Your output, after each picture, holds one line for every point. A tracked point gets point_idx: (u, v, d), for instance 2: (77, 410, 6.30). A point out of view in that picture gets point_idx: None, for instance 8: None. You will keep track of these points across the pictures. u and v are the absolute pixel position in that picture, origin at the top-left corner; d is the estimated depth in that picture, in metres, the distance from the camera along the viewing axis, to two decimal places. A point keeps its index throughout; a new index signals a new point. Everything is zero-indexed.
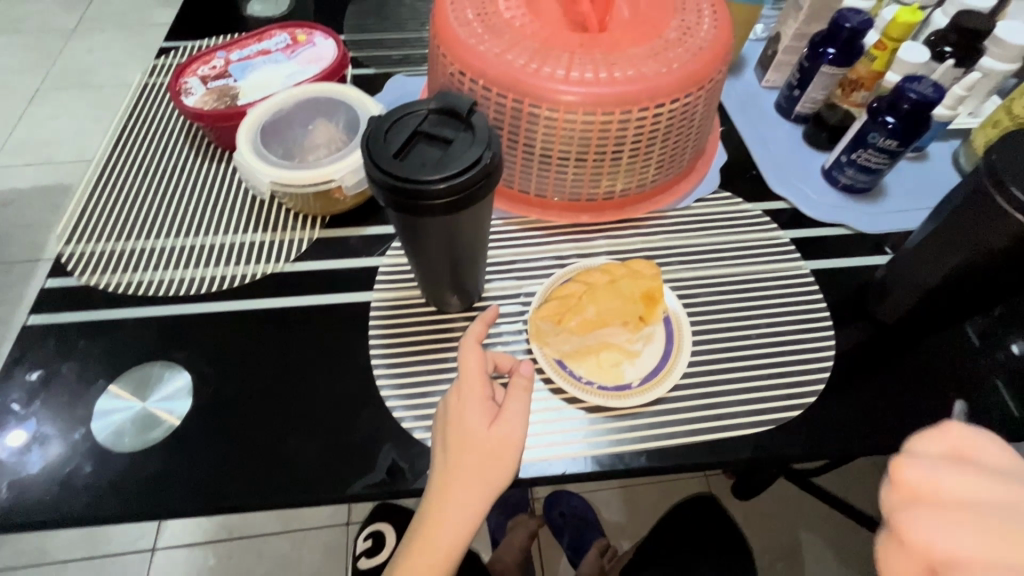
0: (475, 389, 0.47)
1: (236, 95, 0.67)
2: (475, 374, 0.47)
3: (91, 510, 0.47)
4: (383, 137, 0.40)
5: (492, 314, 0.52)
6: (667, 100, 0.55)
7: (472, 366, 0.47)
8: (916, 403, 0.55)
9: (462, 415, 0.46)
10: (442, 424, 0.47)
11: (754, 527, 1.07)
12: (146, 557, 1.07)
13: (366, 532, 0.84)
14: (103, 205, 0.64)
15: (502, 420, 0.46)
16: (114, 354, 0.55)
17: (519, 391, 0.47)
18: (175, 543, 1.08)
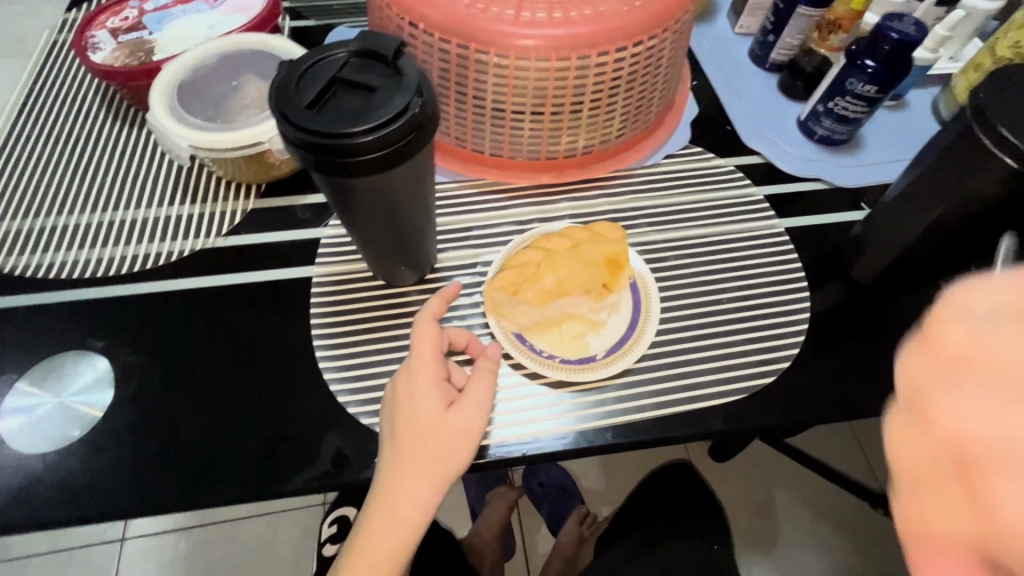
0: (431, 373, 0.43)
1: (152, 49, 0.59)
2: (431, 356, 0.44)
3: (1, 519, 0.42)
4: (295, 85, 0.34)
5: (452, 290, 0.49)
6: (629, 43, 0.49)
7: (427, 348, 0.44)
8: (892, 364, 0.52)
9: (415, 401, 0.42)
10: (392, 410, 0.43)
11: (730, 487, 1.07)
12: (113, 549, 1.03)
13: (334, 515, 0.81)
14: (5, 179, 0.57)
15: (461, 406, 0.43)
16: (25, 345, 0.49)
17: (485, 373, 0.45)
18: (141, 533, 1.04)
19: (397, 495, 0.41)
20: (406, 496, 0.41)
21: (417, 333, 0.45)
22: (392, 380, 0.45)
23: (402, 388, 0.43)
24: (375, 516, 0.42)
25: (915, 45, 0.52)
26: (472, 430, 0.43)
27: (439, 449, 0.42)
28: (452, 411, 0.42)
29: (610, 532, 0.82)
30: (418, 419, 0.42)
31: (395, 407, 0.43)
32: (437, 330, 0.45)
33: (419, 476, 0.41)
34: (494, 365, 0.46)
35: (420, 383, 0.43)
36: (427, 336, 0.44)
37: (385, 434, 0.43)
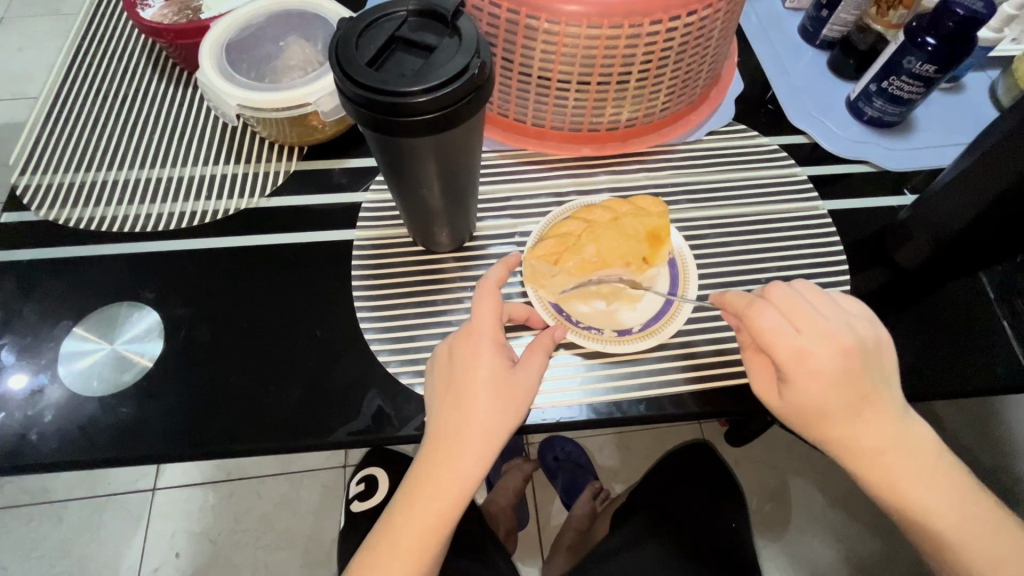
0: (491, 338, 0.43)
1: (200, 7, 0.59)
2: (493, 321, 0.43)
3: (60, 457, 0.44)
4: (355, 42, 0.34)
5: (515, 259, 0.48)
6: (683, 12, 0.48)
7: (490, 311, 0.43)
8: (934, 352, 0.51)
9: (473, 362, 0.42)
10: (449, 372, 0.42)
11: (745, 471, 1.08)
12: (146, 498, 1.08)
13: (359, 476, 0.84)
14: (58, 132, 0.58)
15: (517, 373, 0.43)
16: (79, 295, 0.51)
17: (540, 355, 0.44)
18: (174, 484, 1.09)
19: (450, 451, 0.41)
20: (459, 451, 0.40)
21: (479, 304, 0.44)
22: (447, 342, 0.44)
23: (461, 348, 0.43)
24: (425, 472, 0.41)
25: (982, 21, 0.50)
26: (527, 396, 0.42)
27: (493, 413, 0.41)
28: (510, 375, 0.42)
29: (626, 508, 0.83)
30: (476, 383, 0.41)
31: (451, 368, 0.43)
32: (499, 295, 0.45)
33: (473, 434, 0.40)
34: (552, 339, 0.46)
35: (480, 346, 0.42)
36: (490, 302, 0.44)
37: (438, 395, 0.43)
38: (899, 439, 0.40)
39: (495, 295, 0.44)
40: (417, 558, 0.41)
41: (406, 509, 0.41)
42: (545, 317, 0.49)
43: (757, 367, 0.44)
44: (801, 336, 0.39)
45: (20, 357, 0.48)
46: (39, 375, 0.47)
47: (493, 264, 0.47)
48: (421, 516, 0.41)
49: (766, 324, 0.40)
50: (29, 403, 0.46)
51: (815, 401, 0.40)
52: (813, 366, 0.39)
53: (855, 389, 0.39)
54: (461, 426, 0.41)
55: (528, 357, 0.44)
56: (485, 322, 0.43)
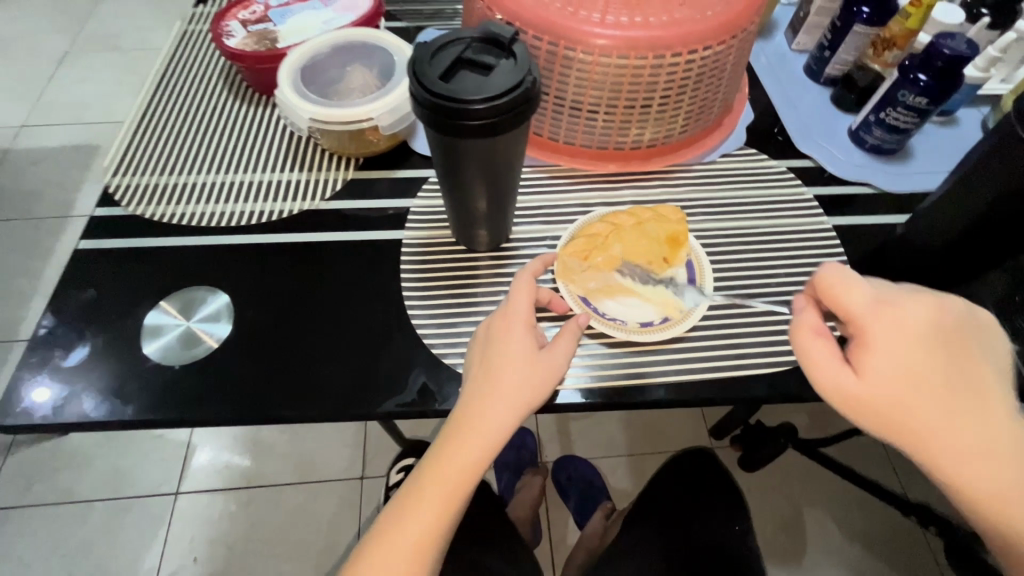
0: (524, 320, 0.48)
1: (276, 38, 0.68)
2: (527, 305, 0.49)
3: (139, 418, 0.50)
4: (429, 59, 0.41)
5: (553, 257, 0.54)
6: (699, 47, 0.55)
7: (525, 297, 0.49)
8: None
9: (507, 339, 0.47)
10: (485, 348, 0.48)
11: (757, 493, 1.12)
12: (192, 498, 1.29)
13: (399, 466, 0.93)
14: (146, 141, 0.67)
15: (546, 352, 0.48)
16: (159, 280, 0.57)
17: (570, 335, 0.49)
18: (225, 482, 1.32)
19: (480, 416, 0.45)
20: (486, 418, 0.45)
21: (515, 288, 0.50)
22: (484, 321, 0.50)
23: (494, 325, 0.49)
24: (454, 436, 0.45)
25: (966, 61, 0.57)
26: (555, 373, 0.47)
27: (516, 384, 0.46)
28: (540, 353, 0.47)
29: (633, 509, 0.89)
30: (507, 357, 0.47)
31: (484, 340, 0.48)
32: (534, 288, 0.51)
33: (502, 402, 0.45)
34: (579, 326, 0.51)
35: (514, 323, 0.48)
36: (527, 286, 0.50)
37: (472, 366, 0.48)
38: (984, 447, 0.37)
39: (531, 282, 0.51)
40: (439, 513, 0.45)
41: (435, 471, 0.45)
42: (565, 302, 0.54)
43: (817, 345, 0.42)
44: (877, 291, 0.42)
45: (86, 341, 0.54)
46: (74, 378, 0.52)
47: (530, 259, 0.53)
48: (448, 477, 0.45)
49: (839, 277, 0.42)
50: (60, 411, 0.50)
51: (884, 362, 0.39)
52: (888, 320, 0.40)
53: (939, 349, 0.39)
54: (497, 384, 0.46)
55: (557, 340, 0.49)
56: (519, 302, 0.49)
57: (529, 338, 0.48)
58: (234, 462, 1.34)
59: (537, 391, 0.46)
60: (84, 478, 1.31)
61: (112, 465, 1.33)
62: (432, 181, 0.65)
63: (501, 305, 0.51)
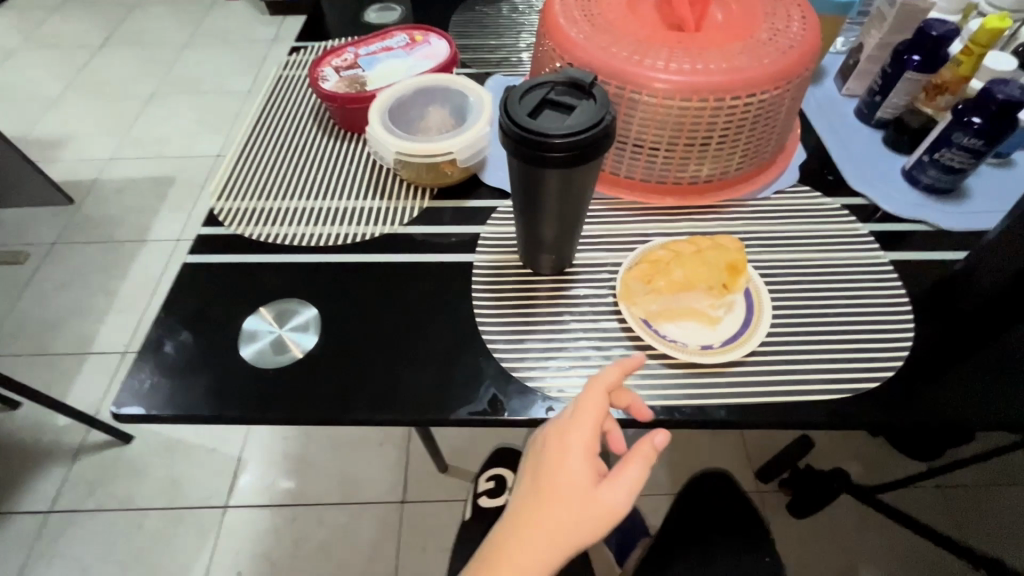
0: (581, 448, 0.42)
1: (365, 82, 0.77)
2: (590, 424, 0.43)
3: (237, 414, 0.55)
4: (518, 99, 0.47)
5: (634, 363, 0.47)
6: (756, 91, 0.60)
7: (587, 415, 0.43)
8: (1013, 394, 0.55)
9: (559, 469, 0.42)
10: (535, 471, 0.43)
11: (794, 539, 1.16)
12: (241, 511, 1.34)
13: (487, 474, 0.96)
14: (247, 170, 0.75)
15: (606, 486, 0.41)
16: (257, 292, 0.64)
17: (639, 467, 0.42)
18: (268, 501, 1.35)
19: (517, 547, 0.41)
20: (522, 556, 0.41)
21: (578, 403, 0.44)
22: (544, 427, 0.46)
23: (549, 444, 0.43)
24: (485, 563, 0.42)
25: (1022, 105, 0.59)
26: (612, 515, 0.41)
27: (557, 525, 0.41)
28: (594, 491, 0.41)
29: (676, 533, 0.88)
30: (555, 491, 0.41)
31: (538, 458, 0.44)
32: (606, 400, 0.45)
33: (541, 539, 0.41)
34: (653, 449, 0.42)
35: (569, 448, 0.42)
36: (595, 399, 0.44)
37: (524, 480, 0.44)
38: None
39: (601, 397, 0.44)
40: None
41: None
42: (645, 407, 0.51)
43: None
44: None
45: (190, 343, 0.60)
46: (181, 374, 0.58)
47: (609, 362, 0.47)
48: None
49: None
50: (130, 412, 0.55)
51: None
52: None
53: None
54: (540, 515, 0.41)
55: (622, 469, 0.42)
56: (577, 424, 0.43)
57: (586, 467, 0.42)
58: (281, 479, 1.38)
59: (585, 532, 0.41)
60: (142, 486, 1.37)
61: (170, 475, 1.39)
62: (500, 210, 0.70)
63: (564, 411, 0.46)
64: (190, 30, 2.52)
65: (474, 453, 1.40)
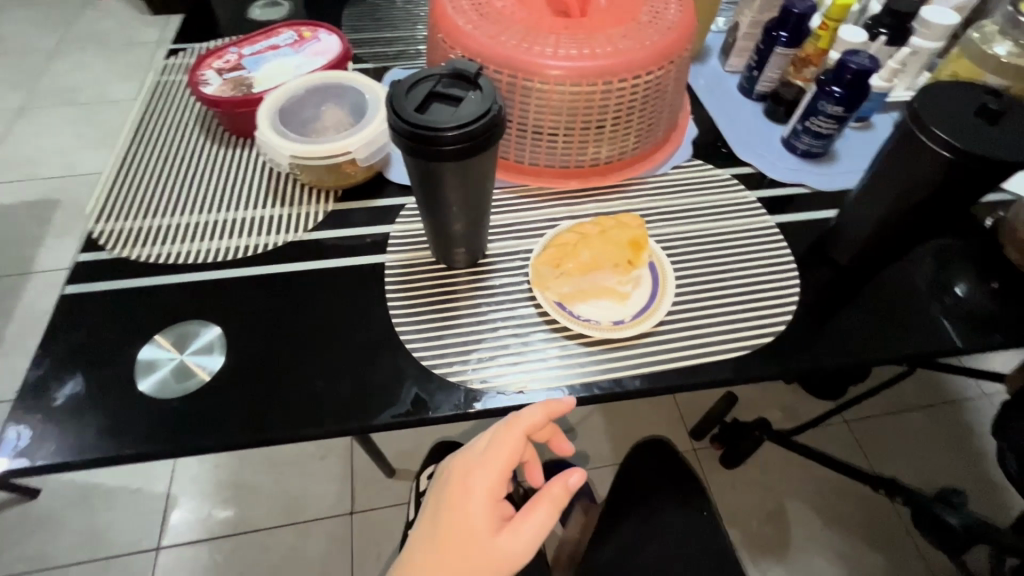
0: (492, 487, 0.47)
1: (251, 83, 0.72)
2: (498, 465, 0.47)
3: (140, 450, 0.51)
4: (405, 95, 0.46)
5: (562, 408, 0.50)
6: (641, 72, 0.62)
7: (498, 456, 0.47)
8: (884, 333, 0.62)
9: (469, 505, 0.46)
10: (443, 505, 0.47)
11: (727, 489, 1.25)
12: (175, 550, 1.26)
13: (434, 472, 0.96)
14: (127, 187, 0.69)
15: (508, 529, 0.46)
16: (151, 317, 0.59)
17: (541, 510, 0.46)
18: (205, 534, 1.28)
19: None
20: None
21: (497, 440, 0.48)
22: (460, 459, 0.49)
23: (464, 476, 0.47)
24: None
25: (871, 73, 0.65)
26: (509, 557, 0.45)
27: (461, 553, 0.45)
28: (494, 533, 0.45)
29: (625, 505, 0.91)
30: (465, 526, 0.46)
31: (451, 489, 0.48)
32: (523, 438, 0.48)
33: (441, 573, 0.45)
34: (565, 488, 0.46)
35: (481, 487, 0.47)
36: (512, 437, 0.48)
37: (433, 513, 0.48)
38: None
39: (519, 437, 0.48)
40: None
41: None
42: (569, 445, 0.58)
43: None
44: None
45: (76, 382, 0.55)
46: (69, 416, 0.53)
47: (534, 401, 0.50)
48: None
49: None
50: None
51: None
52: None
53: None
54: (441, 553, 0.46)
55: (531, 509, 0.46)
56: (492, 462, 0.47)
57: (490, 508, 0.46)
58: (217, 510, 1.30)
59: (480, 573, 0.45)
60: (56, 542, 1.25)
61: (88, 525, 1.28)
62: (409, 207, 0.69)
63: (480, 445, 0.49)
64: (56, 34, 2.26)
65: (420, 452, 1.39)
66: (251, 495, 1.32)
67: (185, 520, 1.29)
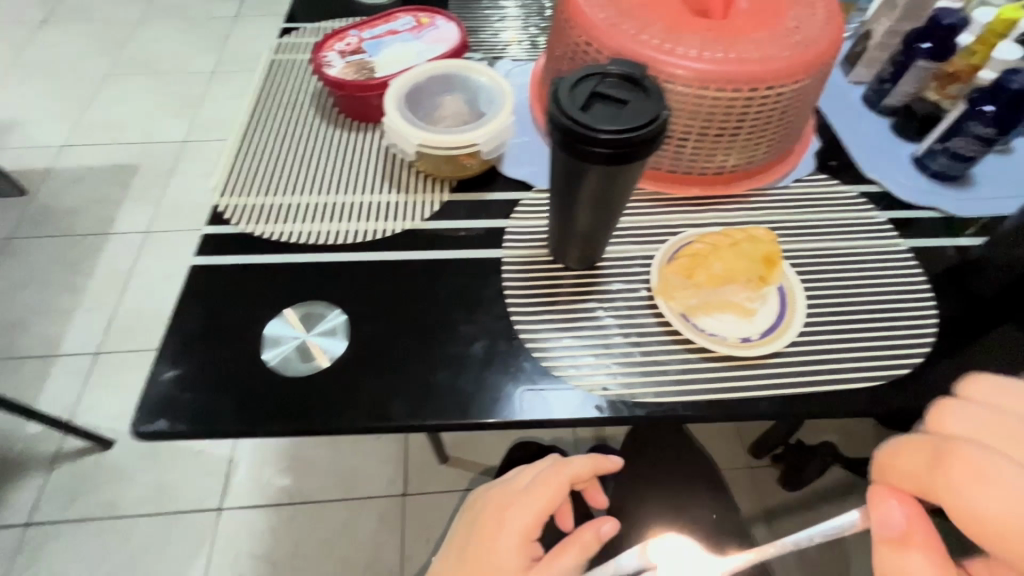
0: (525, 524, 0.51)
1: (373, 68, 0.73)
2: (536, 504, 0.52)
3: (268, 425, 0.52)
4: (570, 91, 0.45)
5: (604, 462, 0.57)
6: (787, 81, 0.60)
7: (537, 497, 0.52)
8: None
9: (502, 537, 0.50)
10: (478, 532, 0.52)
11: (788, 512, 1.21)
12: (236, 513, 1.30)
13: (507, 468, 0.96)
14: (249, 164, 0.70)
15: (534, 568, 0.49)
16: (276, 295, 0.60)
17: (567, 556, 0.49)
18: (264, 500, 1.32)
19: None
20: None
21: (541, 483, 0.53)
22: (500, 493, 0.55)
23: (501, 508, 0.53)
24: None
25: None
26: None
27: None
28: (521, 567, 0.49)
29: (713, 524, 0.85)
30: (495, 557, 0.50)
31: (488, 518, 0.53)
32: (565, 485, 0.53)
33: None
34: (596, 535, 0.50)
35: (515, 523, 0.51)
36: (553, 482, 0.53)
37: (468, 538, 0.53)
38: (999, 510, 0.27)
39: (563, 483, 0.53)
40: None
41: None
42: (602, 497, 0.67)
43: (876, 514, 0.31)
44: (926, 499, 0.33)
45: (206, 352, 0.56)
46: (201, 385, 0.54)
47: (585, 455, 0.56)
48: None
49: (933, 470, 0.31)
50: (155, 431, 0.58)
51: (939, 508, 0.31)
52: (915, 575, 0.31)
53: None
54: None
55: (560, 553, 0.49)
56: (533, 502, 0.52)
57: (520, 545, 0.50)
58: (277, 478, 1.35)
59: None
60: (128, 493, 1.32)
61: (157, 480, 1.34)
62: (524, 203, 0.68)
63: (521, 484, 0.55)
64: (140, 5, 2.34)
65: (473, 441, 1.39)
66: (309, 467, 1.36)
67: (246, 484, 1.33)
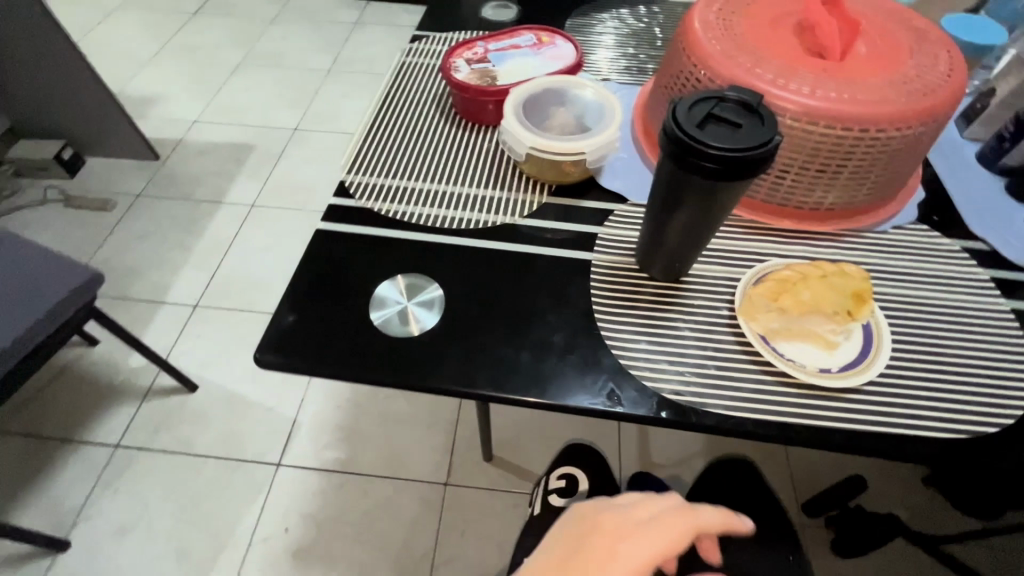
0: (648, 555, 0.47)
1: (495, 76, 0.80)
2: (659, 538, 0.49)
3: (365, 373, 0.59)
4: (687, 110, 0.49)
5: (735, 523, 0.57)
6: (899, 126, 0.61)
7: (663, 535, 0.49)
8: None
9: (616, 557, 0.47)
10: (586, 545, 0.48)
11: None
12: (293, 471, 1.40)
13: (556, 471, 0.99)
14: (375, 148, 0.79)
15: None
16: (384, 264, 0.68)
17: None
18: (319, 464, 1.41)
19: None
20: None
21: (670, 520, 0.50)
22: (614, 511, 0.51)
23: (620, 530, 0.49)
24: None
25: None
26: None
27: None
28: None
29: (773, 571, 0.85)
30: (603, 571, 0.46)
31: (600, 532, 0.49)
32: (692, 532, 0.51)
33: None
34: None
35: (640, 550, 0.47)
36: (683, 523, 0.51)
37: (573, 547, 0.49)
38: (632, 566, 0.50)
39: (691, 529, 0.51)
40: None
41: None
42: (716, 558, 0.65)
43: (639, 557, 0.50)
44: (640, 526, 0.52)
45: (321, 304, 0.64)
46: (314, 331, 0.62)
47: (716, 509, 0.55)
48: None
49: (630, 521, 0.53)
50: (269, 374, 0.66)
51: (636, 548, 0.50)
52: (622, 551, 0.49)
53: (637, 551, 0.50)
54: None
55: None
56: (661, 536, 0.49)
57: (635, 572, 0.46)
58: (333, 445, 1.43)
59: None
60: (204, 434, 1.45)
61: (230, 427, 1.46)
62: (617, 214, 0.72)
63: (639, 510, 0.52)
64: (278, 6, 2.62)
65: (519, 445, 1.42)
66: (363, 440, 1.44)
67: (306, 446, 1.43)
